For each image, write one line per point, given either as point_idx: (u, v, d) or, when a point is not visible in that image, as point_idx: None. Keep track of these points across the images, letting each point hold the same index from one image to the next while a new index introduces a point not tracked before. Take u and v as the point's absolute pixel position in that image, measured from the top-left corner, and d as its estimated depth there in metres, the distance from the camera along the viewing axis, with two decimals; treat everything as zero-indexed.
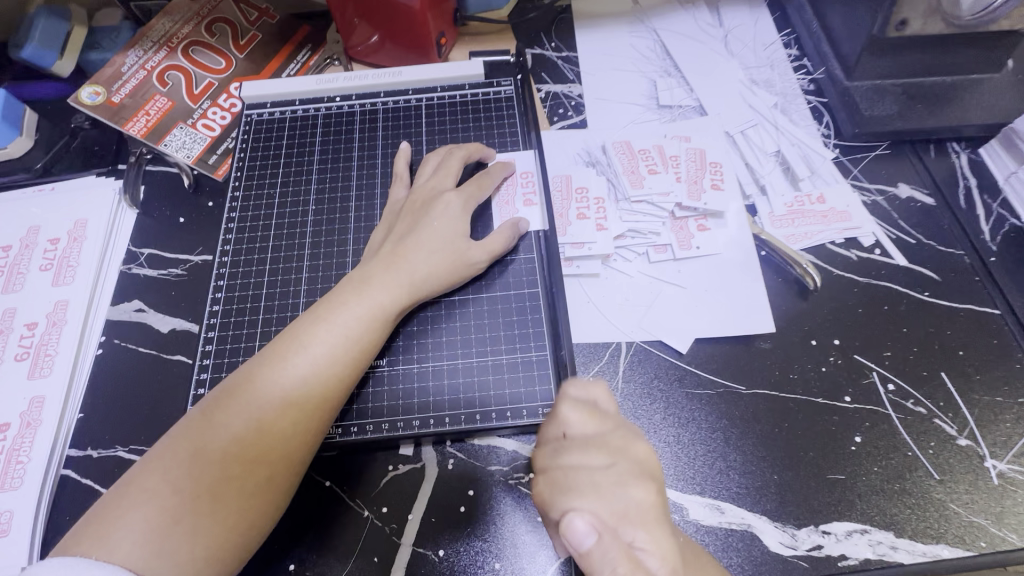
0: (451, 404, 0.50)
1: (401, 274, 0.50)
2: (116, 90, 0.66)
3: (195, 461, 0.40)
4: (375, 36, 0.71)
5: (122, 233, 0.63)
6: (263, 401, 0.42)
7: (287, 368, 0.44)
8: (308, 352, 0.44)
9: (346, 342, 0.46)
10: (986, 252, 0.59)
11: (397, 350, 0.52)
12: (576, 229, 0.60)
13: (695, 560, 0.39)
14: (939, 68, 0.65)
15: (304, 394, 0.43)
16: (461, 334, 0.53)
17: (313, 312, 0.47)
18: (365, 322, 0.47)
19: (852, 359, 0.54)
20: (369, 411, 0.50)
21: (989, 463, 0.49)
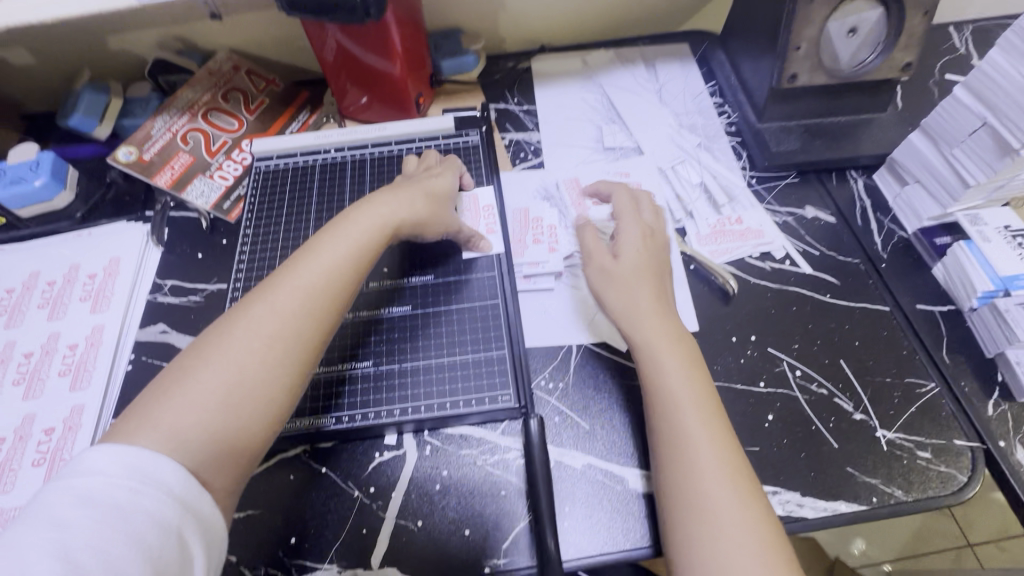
0: (427, 395, 0.60)
1: (399, 205, 0.60)
2: (146, 149, 0.78)
3: (233, 349, 0.47)
4: (363, 98, 0.84)
5: (149, 268, 0.74)
6: (284, 299, 0.50)
7: (303, 274, 0.52)
8: (318, 261, 0.53)
9: (352, 254, 0.55)
10: (878, 259, 0.70)
11: (382, 353, 0.62)
12: (532, 252, 0.71)
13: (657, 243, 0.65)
14: (834, 110, 0.78)
15: (319, 292, 0.51)
16: (434, 339, 0.63)
17: (319, 235, 0.56)
18: (367, 238, 0.56)
19: (766, 351, 0.64)
20: (359, 404, 0.60)
21: (879, 433, 0.58)
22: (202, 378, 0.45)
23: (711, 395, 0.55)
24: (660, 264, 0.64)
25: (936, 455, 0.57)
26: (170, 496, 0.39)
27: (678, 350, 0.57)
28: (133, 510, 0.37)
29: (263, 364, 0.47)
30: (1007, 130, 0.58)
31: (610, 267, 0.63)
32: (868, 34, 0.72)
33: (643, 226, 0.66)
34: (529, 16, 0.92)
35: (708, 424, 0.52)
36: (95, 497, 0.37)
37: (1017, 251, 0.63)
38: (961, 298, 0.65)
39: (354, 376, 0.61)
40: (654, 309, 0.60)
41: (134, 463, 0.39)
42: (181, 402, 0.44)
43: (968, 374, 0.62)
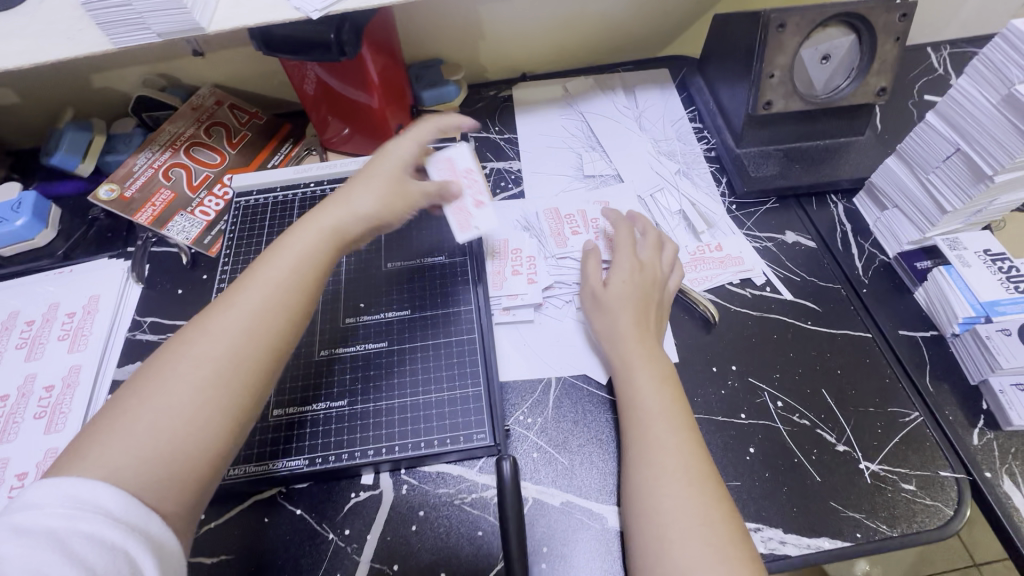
0: (401, 435, 0.59)
1: (351, 215, 0.58)
2: (128, 186, 0.79)
3: (172, 383, 0.44)
4: (345, 129, 0.85)
5: (128, 305, 0.74)
6: (223, 324, 0.47)
7: (242, 298, 0.49)
8: (259, 283, 0.50)
9: (296, 270, 0.52)
10: (859, 285, 0.70)
11: (357, 392, 0.62)
12: (510, 283, 0.71)
13: (650, 294, 0.64)
14: (813, 135, 0.79)
15: (260, 313, 0.49)
16: (409, 376, 0.63)
17: (263, 257, 0.53)
18: (315, 253, 0.54)
19: (747, 381, 0.63)
20: (333, 444, 0.59)
21: (863, 465, 0.57)
22: (140, 417, 0.42)
23: (690, 428, 0.54)
24: (650, 293, 0.64)
25: (921, 488, 0.56)
26: (111, 518, 0.37)
27: (656, 381, 0.57)
28: (71, 535, 0.35)
29: (205, 393, 0.44)
30: (980, 156, 0.57)
31: (599, 292, 0.65)
32: (841, 60, 0.73)
33: (634, 259, 0.66)
34: (509, 45, 0.93)
35: (681, 462, 0.51)
36: (31, 527, 0.34)
37: (997, 275, 0.62)
38: (944, 324, 0.64)
39: (329, 415, 0.61)
40: (639, 341, 0.60)
41: (73, 492, 0.36)
42: (117, 443, 0.40)
43: (952, 402, 0.61)
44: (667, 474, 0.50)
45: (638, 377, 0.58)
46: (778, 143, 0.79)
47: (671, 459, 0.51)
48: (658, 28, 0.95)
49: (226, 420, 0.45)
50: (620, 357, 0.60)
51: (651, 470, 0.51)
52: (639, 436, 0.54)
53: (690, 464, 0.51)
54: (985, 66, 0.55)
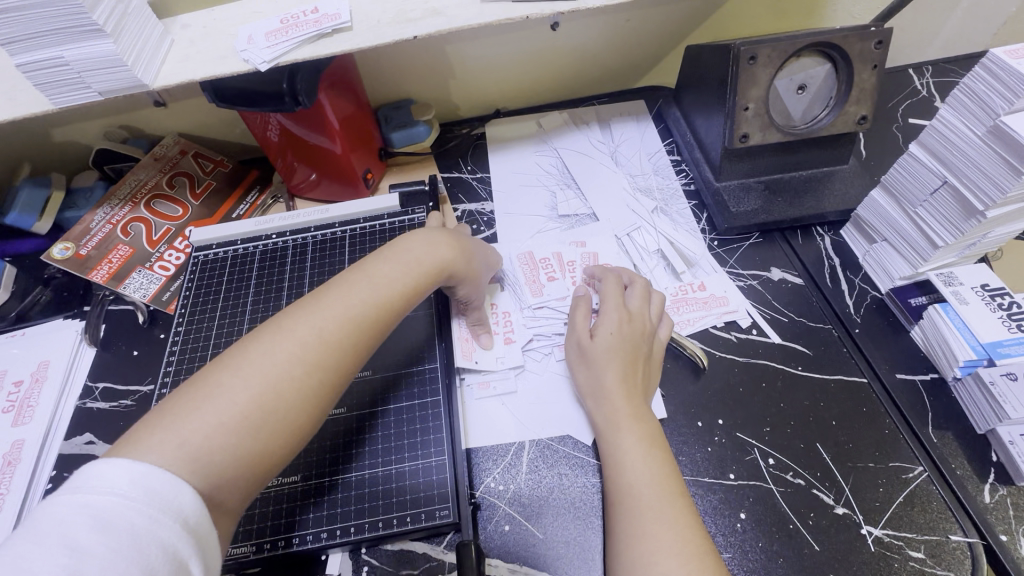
0: (357, 514, 0.55)
1: (454, 245, 0.59)
2: (84, 243, 0.75)
3: (268, 365, 0.43)
4: (313, 175, 0.81)
5: (80, 370, 0.70)
6: (333, 317, 0.47)
7: (352, 295, 0.49)
8: (368, 284, 0.51)
9: (401, 283, 0.53)
10: (851, 324, 0.65)
11: (313, 466, 0.57)
12: (484, 356, 0.66)
13: (641, 353, 0.59)
14: (795, 166, 0.75)
15: (366, 317, 0.49)
16: (369, 444, 0.58)
17: (373, 258, 0.54)
18: (418, 266, 0.55)
19: (735, 437, 0.59)
20: (284, 526, 0.54)
21: (865, 531, 0.52)
22: (232, 391, 0.41)
23: (682, 496, 0.49)
24: (639, 346, 0.59)
25: (930, 555, 0.51)
26: (184, 527, 0.35)
27: (644, 444, 0.53)
28: (148, 540, 0.33)
29: (296, 390, 0.43)
30: (969, 191, 0.53)
31: (587, 347, 0.60)
32: (818, 89, 0.70)
33: (623, 309, 0.61)
34: (481, 83, 0.91)
35: (678, 536, 0.46)
36: (110, 520, 0.32)
37: (997, 313, 0.58)
38: (944, 367, 0.60)
39: (292, 491, 0.56)
40: (628, 400, 0.55)
41: (153, 487, 0.35)
42: (204, 415, 0.40)
43: (959, 454, 0.56)
44: (664, 551, 0.45)
45: (624, 441, 0.53)
46: (758, 175, 0.76)
47: (659, 540, 0.46)
48: (632, 60, 0.93)
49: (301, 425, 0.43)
50: (606, 421, 0.55)
51: (648, 549, 0.45)
52: (630, 508, 0.49)
53: (688, 538, 0.46)
54: (968, 96, 0.52)
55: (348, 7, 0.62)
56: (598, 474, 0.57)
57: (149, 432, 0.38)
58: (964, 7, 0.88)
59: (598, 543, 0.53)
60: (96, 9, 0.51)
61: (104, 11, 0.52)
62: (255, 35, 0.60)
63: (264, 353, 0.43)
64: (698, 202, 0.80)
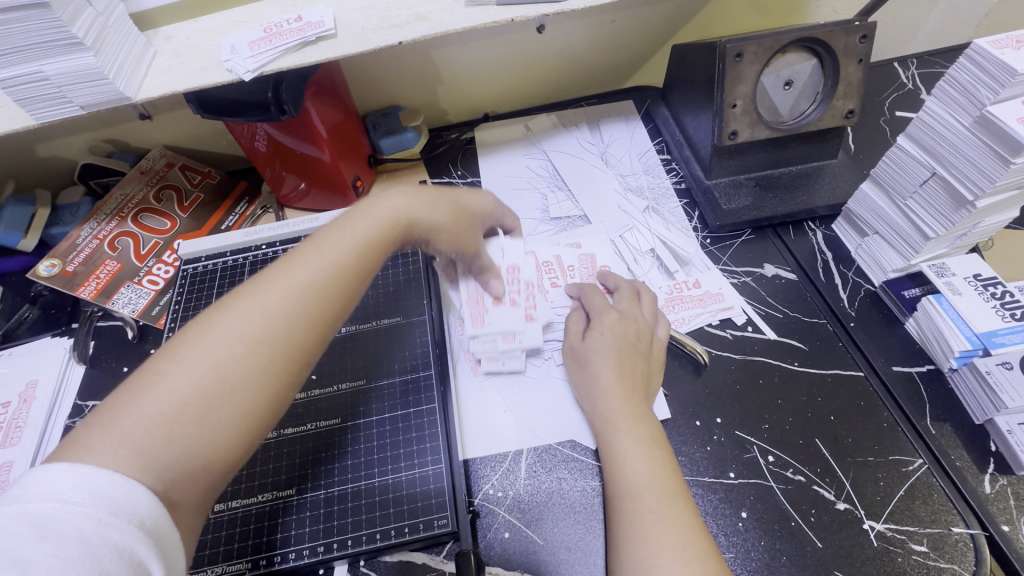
0: (354, 526, 0.54)
1: (412, 198, 0.57)
2: (71, 260, 0.74)
3: (209, 350, 0.42)
4: (302, 184, 0.81)
5: (70, 388, 0.69)
6: (281, 290, 0.46)
7: (299, 267, 0.48)
8: (319, 253, 0.49)
9: (354, 249, 0.51)
10: (846, 317, 0.65)
11: (303, 478, 0.57)
12: (496, 317, 0.63)
13: (632, 352, 0.58)
14: (785, 161, 0.75)
15: (315, 283, 0.47)
16: (364, 455, 0.58)
17: (326, 228, 0.53)
18: (373, 230, 0.53)
19: (734, 435, 0.58)
20: (280, 541, 0.53)
21: (866, 525, 0.52)
22: (172, 380, 0.41)
23: (684, 497, 0.49)
24: (636, 347, 0.59)
25: (933, 548, 0.50)
26: (140, 528, 0.35)
27: (643, 444, 0.52)
28: (99, 544, 0.33)
29: (241, 373, 0.42)
30: (958, 181, 0.54)
31: (579, 348, 0.61)
32: (805, 84, 0.70)
33: (613, 310, 0.62)
34: (469, 87, 0.91)
35: (680, 539, 0.45)
36: (56, 528, 0.32)
37: (990, 302, 0.58)
38: (940, 358, 0.60)
39: (255, 511, 0.55)
40: (623, 398, 0.55)
41: (101, 491, 0.35)
42: (145, 407, 0.39)
43: (957, 445, 0.56)
44: (666, 552, 0.44)
45: (625, 441, 0.53)
46: (749, 172, 0.76)
47: (662, 543, 0.45)
48: (619, 60, 0.93)
49: (251, 407, 0.43)
50: (602, 419, 0.55)
51: (650, 550, 0.45)
52: (634, 510, 0.48)
53: (689, 541, 0.45)
54: (953, 88, 0.52)
55: (332, 14, 0.62)
56: (594, 474, 0.57)
57: (88, 435, 0.38)
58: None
59: (601, 548, 0.53)
60: (75, 23, 0.51)
61: (83, 25, 0.52)
62: (238, 45, 0.60)
63: (206, 336, 0.43)
64: (689, 200, 0.79)
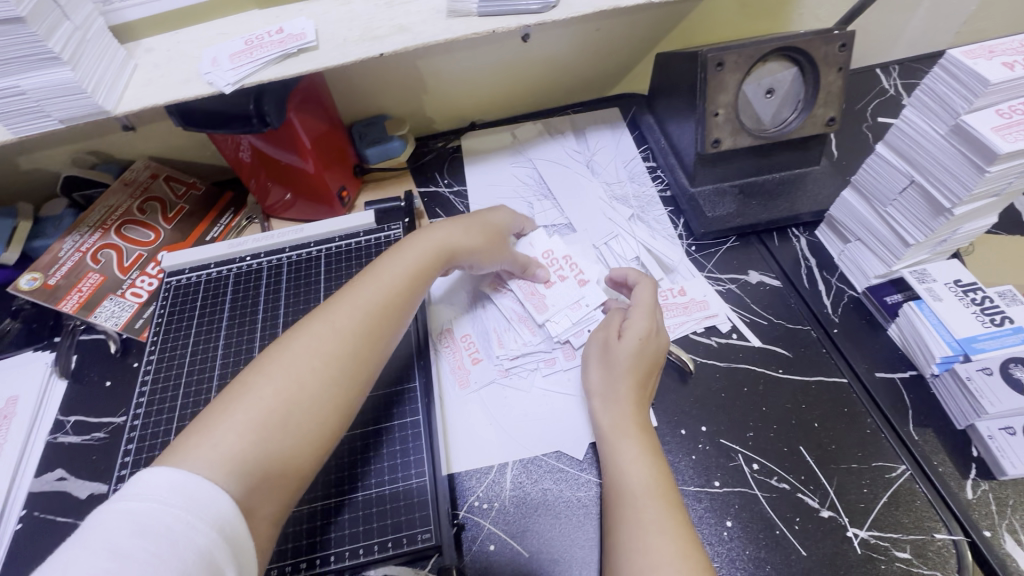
0: (393, 527, 0.54)
1: (453, 229, 0.64)
2: (52, 273, 0.73)
3: (298, 363, 0.47)
4: (287, 195, 0.80)
5: (51, 403, 0.68)
6: (353, 311, 0.52)
7: (363, 292, 0.54)
8: (378, 278, 0.56)
9: (408, 272, 0.58)
10: (829, 323, 0.66)
11: (331, 484, 0.56)
12: (554, 298, 0.68)
13: (656, 364, 0.59)
14: (768, 168, 0.75)
15: (378, 304, 0.54)
16: (371, 465, 0.57)
17: (382, 257, 0.60)
18: (422, 256, 0.60)
19: (719, 443, 0.58)
20: (333, 541, 0.53)
21: (850, 533, 0.52)
22: (259, 387, 0.45)
23: (681, 509, 0.49)
24: (655, 363, 0.59)
25: (917, 555, 0.51)
26: (220, 535, 0.37)
27: (646, 455, 0.52)
28: (185, 546, 0.34)
29: (318, 385, 0.47)
30: (936, 189, 0.54)
31: (613, 347, 0.59)
32: (786, 93, 0.71)
33: (653, 317, 0.60)
34: (455, 96, 0.91)
35: (678, 550, 0.45)
36: (151, 526, 0.34)
37: (970, 308, 0.58)
38: (922, 364, 0.60)
39: (312, 510, 0.55)
40: (635, 409, 0.55)
41: (193, 494, 0.37)
42: (234, 416, 0.43)
43: (940, 451, 0.56)
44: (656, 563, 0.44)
45: (627, 451, 0.53)
46: (733, 179, 0.76)
47: (654, 555, 0.45)
48: (605, 68, 0.94)
49: (329, 414, 0.47)
50: (613, 427, 0.55)
51: (649, 563, 0.44)
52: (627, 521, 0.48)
53: (688, 552, 0.45)
54: (929, 97, 0.52)
55: (313, 26, 0.61)
56: (579, 482, 0.57)
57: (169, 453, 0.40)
58: (926, 7, 0.90)
59: (588, 559, 0.53)
60: (51, 37, 0.51)
61: (60, 39, 0.52)
62: (219, 57, 0.60)
63: (288, 353, 0.47)
64: (675, 207, 0.80)
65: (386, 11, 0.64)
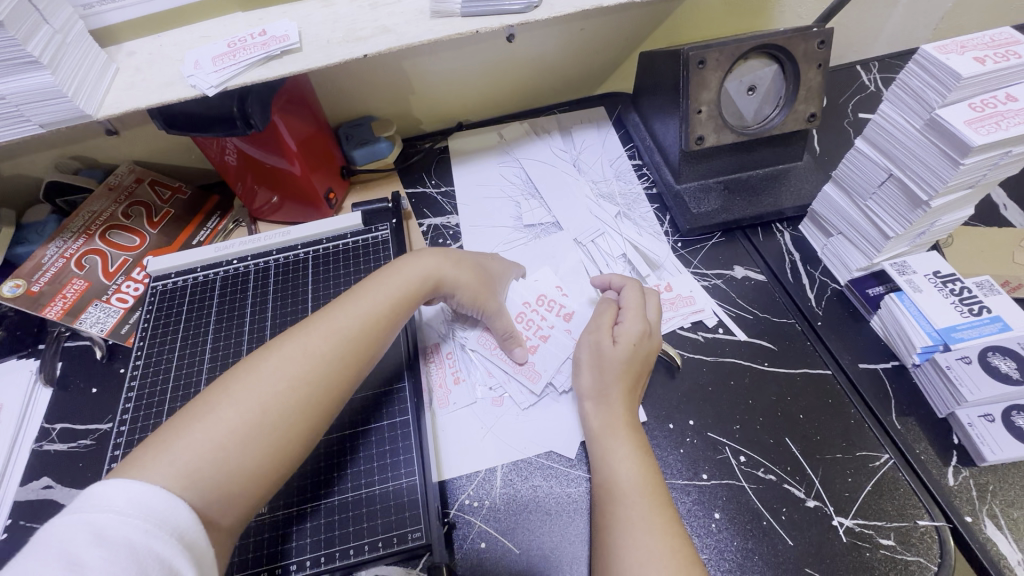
0: (372, 530, 0.54)
1: (441, 260, 0.63)
2: (36, 279, 0.72)
3: (262, 385, 0.46)
4: (274, 198, 0.80)
5: (37, 411, 0.68)
6: (323, 343, 0.51)
7: (340, 317, 0.53)
8: (354, 307, 0.55)
9: (389, 301, 0.57)
10: (814, 316, 0.67)
11: (304, 489, 0.56)
12: (543, 358, 0.65)
13: (644, 372, 0.59)
14: (750, 165, 0.76)
15: (350, 334, 0.53)
16: (352, 468, 0.57)
17: (365, 282, 0.59)
18: (403, 287, 0.59)
19: (706, 436, 0.59)
20: (308, 546, 0.53)
21: (836, 522, 0.53)
22: (223, 409, 0.45)
23: (670, 505, 0.50)
24: (642, 373, 0.59)
25: (900, 542, 0.52)
26: (180, 543, 0.37)
27: (636, 453, 0.53)
28: (146, 553, 0.35)
29: (281, 408, 0.46)
30: (914, 183, 0.55)
31: (606, 351, 0.58)
32: (768, 89, 0.72)
33: (645, 324, 0.60)
34: (442, 97, 0.91)
35: (666, 550, 0.45)
36: (110, 535, 0.35)
37: (950, 299, 0.60)
38: (904, 354, 0.61)
39: (286, 516, 0.54)
40: (626, 409, 0.56)
41: (150, 504, 0.37)
42: (195, 433, 0.43)
43: (923, 439, 0.57)
44: (651, 561, 0.45)
45: (618, 450, 0.54)
46: (718, 176, 0.77)
47: (646, 552, 0.46)
48: (590, 68, 0.95)
49: (289, 438, 0.46)
50: (603, 428, 0.56)
51: (636, 559, 0.45)
52: (622, 519, 0.49)
53: (678, 549, 0.46)
54: (904, 92, 0.53)
55: (297, 28, 0.61)
56: (572, 482, 0.57)
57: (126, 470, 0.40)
58: (903, 5, 0.92)
59: (579, 553, 0.53)
60: (30, 41, 0.50)
61: (39, 44, 0.51)
62: (201, 60, 0.59)
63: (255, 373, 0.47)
64: (660, 205, 0.81)
65: (369, 12, 0.64)
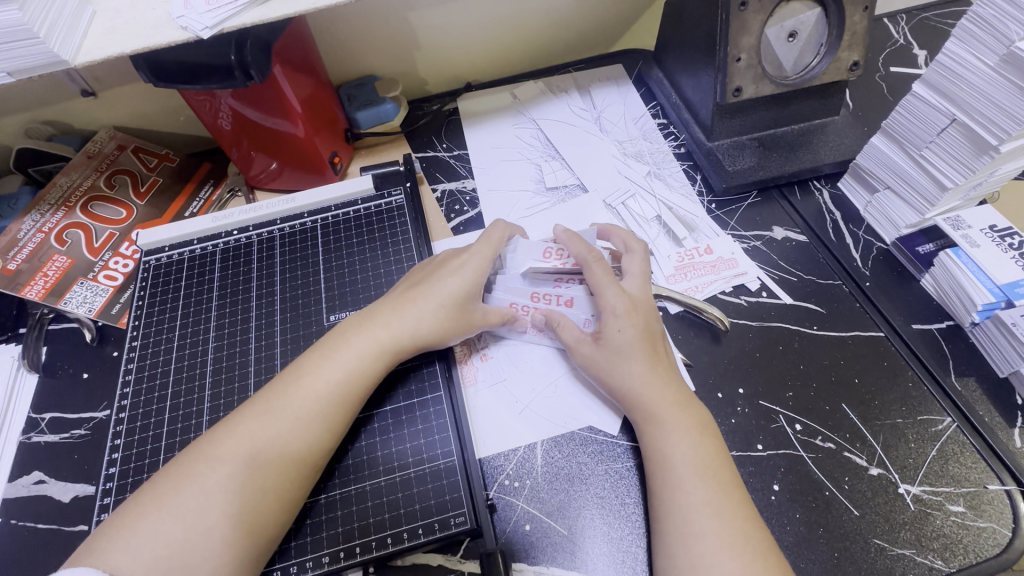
0: (410, 517, 0.49)
1: (395, 310, 0.54)
2: (12, 256, 0.65)
3: (203, 500, 0.43)
4: (273, 163, 0.73)
5: (22, 400, 0.61)
6: (270, 438, 0.46)
7: (281, 401, 0.48)
8: (299, 392, 0.49)
9: (343, 373, 0.50)
10: (861, 277, 0.63)
11: (333, 475, 0.51)
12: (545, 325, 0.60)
13: (660, 344, 0.54)
14: (786, 120, 0.72)
15: (297, 422, 0.47)
16: (382, 452, 0.52)
17: (307, 355, 0.52)
18: (357, 359, 0.51)
19: (758, 405, 0.55)
20: (339, 535, 0.48)
21: (902, 489, 0.50)
22: (183, 514, 0.42)
23: (735, 487, 0.46)
24: (654, 338, 0.53)
25: (970, 508, 0.49)
26: None
27: (692, 433, 0.48)
28: None
29: (230, 514, 0.43)
30: (980, 126, 0.51)
31: (593, 357, 0.53)
32: (810, 35, 0.67)
33: (623, 293, 0.54)
34: (449, 53, 0.84)
35: (737, 535, 0.43)
36: None
37: (1010, 254, 0.56)
38: (961, 313, 0.58)
39: (313, 506, 0.50)
40: (667, 387, 0.51)
41: None
42: (150, 549, 0.41)
43: (984, 400, 0.54)
44: (726, 550, 0.42)
45: (668, 431, 0.48)
46: (752, 132, 0.72)
47: (714, 539, 0.43)
48: (607, 22, 0.88)
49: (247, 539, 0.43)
50: (643, 410, 0.50)
51: (708, 551, 0.42)
52: (682, 505, 0.45)
53: (749, 536, 0.43)
54: (975, 25, 0.49)
55: None
56: (619, 458, 0.53)
57: None
58: None
59: (632, 534, 0.49)
60: None
61: None
62: None
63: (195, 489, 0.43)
64: (690, 164, 0.76)
65: None
